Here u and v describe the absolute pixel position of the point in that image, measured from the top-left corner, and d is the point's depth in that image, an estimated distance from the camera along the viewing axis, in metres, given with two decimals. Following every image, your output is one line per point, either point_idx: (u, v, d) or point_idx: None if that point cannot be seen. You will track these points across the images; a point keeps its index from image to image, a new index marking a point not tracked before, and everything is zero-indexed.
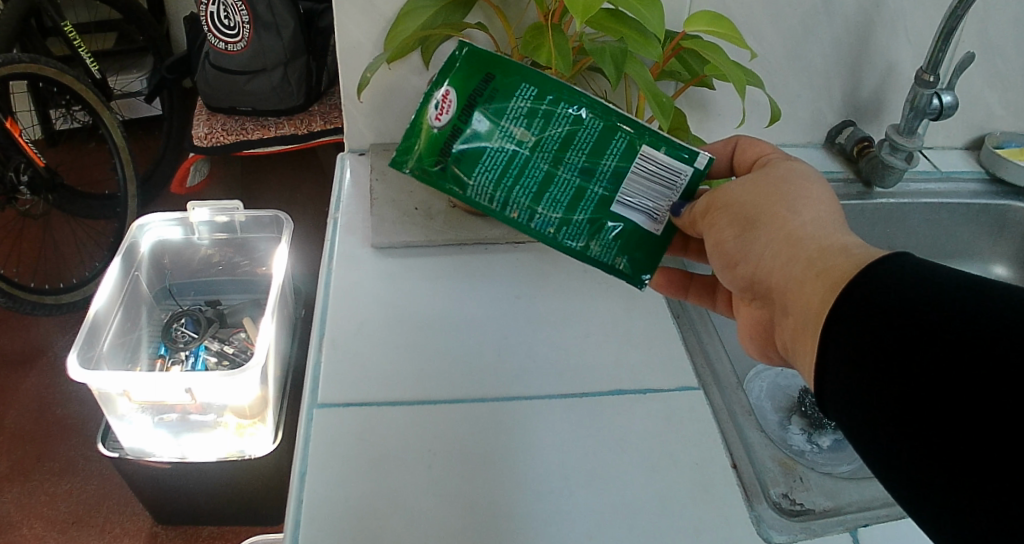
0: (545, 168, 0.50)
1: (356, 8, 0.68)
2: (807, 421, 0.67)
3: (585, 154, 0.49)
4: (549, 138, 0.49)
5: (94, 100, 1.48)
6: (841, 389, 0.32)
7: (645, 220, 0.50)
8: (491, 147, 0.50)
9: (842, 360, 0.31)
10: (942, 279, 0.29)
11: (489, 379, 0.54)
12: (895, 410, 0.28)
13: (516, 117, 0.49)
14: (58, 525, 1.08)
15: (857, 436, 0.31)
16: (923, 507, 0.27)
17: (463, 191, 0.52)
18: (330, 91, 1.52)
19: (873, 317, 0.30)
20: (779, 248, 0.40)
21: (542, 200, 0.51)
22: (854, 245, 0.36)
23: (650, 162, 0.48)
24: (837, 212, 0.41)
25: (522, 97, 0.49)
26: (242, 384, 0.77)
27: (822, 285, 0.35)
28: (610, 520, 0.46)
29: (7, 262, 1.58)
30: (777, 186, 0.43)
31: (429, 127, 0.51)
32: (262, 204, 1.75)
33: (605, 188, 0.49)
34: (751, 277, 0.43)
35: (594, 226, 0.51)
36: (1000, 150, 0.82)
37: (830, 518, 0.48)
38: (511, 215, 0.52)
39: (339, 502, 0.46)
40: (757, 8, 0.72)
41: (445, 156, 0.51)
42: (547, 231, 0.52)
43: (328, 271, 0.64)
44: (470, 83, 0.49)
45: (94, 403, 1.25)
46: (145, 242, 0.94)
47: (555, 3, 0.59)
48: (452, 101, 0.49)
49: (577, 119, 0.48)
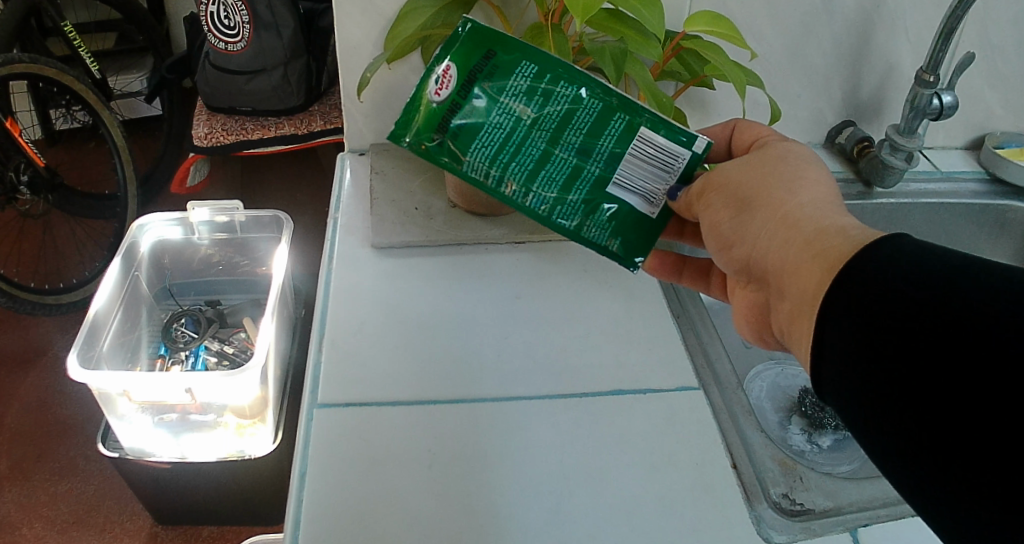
0: (542, 147, 0.50)
1: (357, 8, 0.68)
2: (807, 421, 0.67)
3: (582, 135, 0.49)
4: (548, 116, 0.49)
5: (94, 100, 1.48)
6: (838, 366, 0.32)
7: (640, 202, 0.50)
8: (489, 123, 0.50)
9: (842, 340, 0.32)
10: (940, 260, 0.29)
11: (489, 379, 0.54)
12: (891, 387, 0.28)
13: (515, 95, 0.49)
14: (59, 525, 1.08)
15: (854, 416, 0.31)
16: (914, 483, 0.28)
17: (459, 166, 0.52)
18: (330, 91, 1.52)
19: (874, 295, 0.30)
20: (776, 229, 0.40)
21: (537, 178, 0.51)
22: (849, 226, 0.36)
23: (647, 143, 0.48)
24: (835, 193, 0.41)
25: (522, 74, 0.48)
26: (242, 384, 0.77)
27: (818, 268, 0.35)
28: (610, 520, 0.46)
29: (7, 262, 1.59)
30: (774, 168, 0.43)
31: (429, 102, 0.51)
32: (261, 203, 1.75)
33: (602, 167, 0.49)
34: (747, 259, 0.44)
35: (589, 207, 0.51)
36: (1000, 150, 0.82)
37: (830, 518, 0.48)
38: (506, 192, 0.52)
39: (339, 503, 0.45)
40: (757, 8, 0.72)
41: (443, 130, 0.51)
42: (540, 210, 0.52)
43: (328, 271, 0.64)
44: (470, 60, 0.48)
45: (95, 403, 1.25)
46: (145, 241, 0.94)
47: (555, 3, 0.59)
48: (452, 76, 0.49)
49: (576, 98, 0.48)
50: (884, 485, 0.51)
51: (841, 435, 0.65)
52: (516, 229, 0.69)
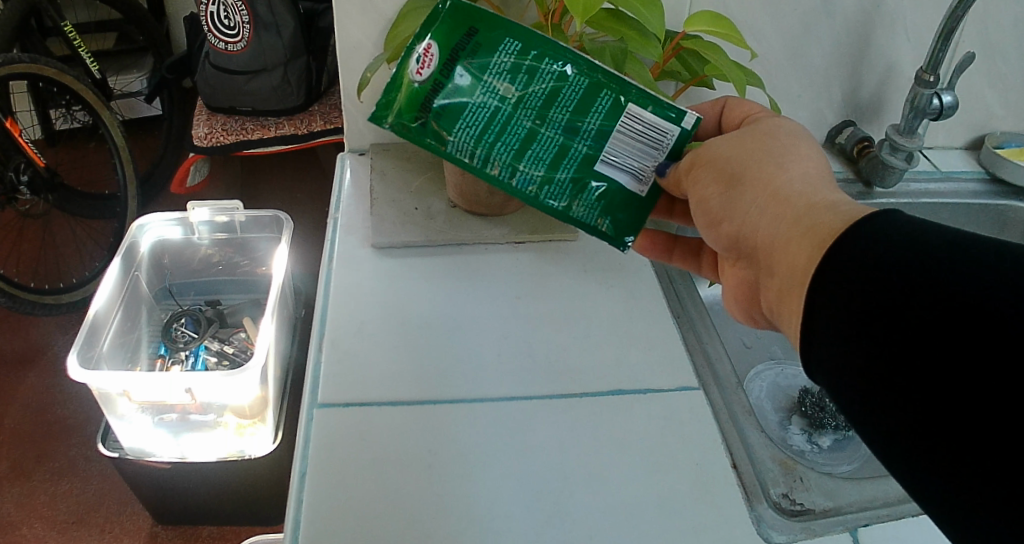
0: (528, 125, 0.50)
1: (356, 8, 0.68)
2: (807, 421, 0.67)
3: (568, 112, 0.49)
4: (533, 94, 0.49)
5: (94, 100, 1.48)
6: (826, 341, 0.32)
7: (629, 180, 0.50)
8: (473, 102, 0.49)
9: (831, 316, 0.31)
10: (931, 236, 0.29)
11: (489, 379, 0.55)
12: (882, 361, 0.28)
13: (500, 72, 0.48)
14: (59, 525, 1.07)
15: (843, 391, 0.31)
16: (900, 459, 0.28)
17: (443, 147, 0.52)
18: (330, 91, 1.52)
19: (863, 272, 0.30)
20: (766, 205, 0.40)
21: (524, 157, 0.51)
22: (837, 203, 0.37)
23: (635, 120, 0.48)
24: (825, 169, 0.42)
25: (506, 52, 0.48)
26: (242, 384, 0.77)
27: (809, 245, 0.35)
28: (609, 520, 0.46)
29: (7, 262, 1.59)
30: (766, 145, 0.43)
31: (410, 82, 0.50)
32: (261, 203, 1.75)
33: (589, 146, 0.50)
34: (736, 235, 0.44)
35: (577, 186, 0.51)
36: (1000, 150, 0.82)
37: (830, 517, 0.48)
38: (492, 173, 0.52)
39: (340, 503, 0.45)
40: (757, 8, 0.72)
41: (426, 111, 0.50)
42: (529, 189, 0.52)
43: (328, 271, 0.64)
44: (453, 37, 0.48)
45: (94, 403, 1.25)
46: (145, 241, 0.93)
47: (555, 3, 0.58)
48: (433, 55, 0.48)
49: (562, 75, 0.48)
50: (884, 485, 0.51)
51: (841, 434, 0.65)
52: (516, 229, 0.69)
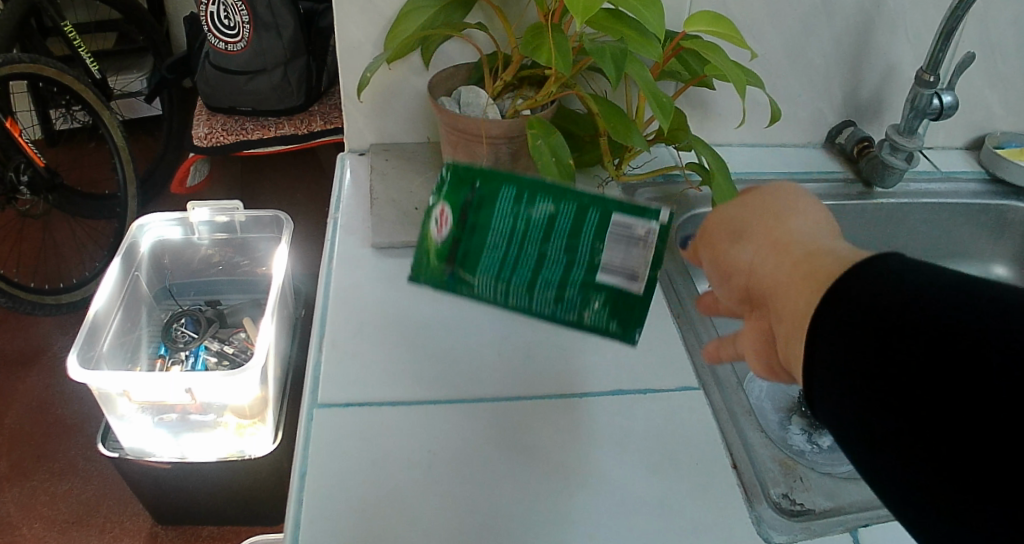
0: (535, 257, 0.47)
1: (357, 8, 0.68)
2: (807, 421, 0.67)
3: (565, 239, 0.46)
4: (530, 231, 0.46)
5: (94, 100, 1.48)
6: (861, 438, 0.27)
7: (624, 282, 0.47)
8: (486, 247, 0.47)
9: (854, 404, 0.27)
10: (938, 285, 0.26)
11: (489, 379, 0.55)
12: (930, 455, 0.24)
13: (500, 231, 0.46)
14: (59, 525, 1.07)
15: (914, 505, 0.26)
16: None
17: (473, 292, 0.50)
18: (330, 91, 1.52)
19: (871, 339, 0.26)
20: (776, 264, 0.35)
21: (536, 285, 0.48)
22: (845, 251, 0.32)
23: (618, 232, 0.45)
24: (831, 222, 0.37)
25: (504, 202, 0.46)
26: (242, 384, 0.76)
27: (819, 296, 0.31)
28: (610, 520, 0.45)
29: (7, 262, 1.59)
30: (766, 200, 0.38)
31: (434, 241, 0.49)
32: (261, 203, 1.75)
33: (582, 272, 0.47)
34: (755, 302, 0.38)
35: (583, 299, 0.48)
36: (1000, 149, 0.82)
37: (830, 518, 0.48)
38: (511, 305, 0.50)
39: (339, 503, 0.45)
40: (757, 8, 0.72)
41: (453, 261, 0.49)
42: (542, 310, 0.50)
43: (328, 271, 0.64)
44: (459, 195, 0.46)
45: (95, 403, 1.25)
46: (145, 241, 0.93)
47: (555, 3, 0.58)
48: (449, 217, 0.47)
49: (548, 214, 0.45)
50: None
51: None
52: None
